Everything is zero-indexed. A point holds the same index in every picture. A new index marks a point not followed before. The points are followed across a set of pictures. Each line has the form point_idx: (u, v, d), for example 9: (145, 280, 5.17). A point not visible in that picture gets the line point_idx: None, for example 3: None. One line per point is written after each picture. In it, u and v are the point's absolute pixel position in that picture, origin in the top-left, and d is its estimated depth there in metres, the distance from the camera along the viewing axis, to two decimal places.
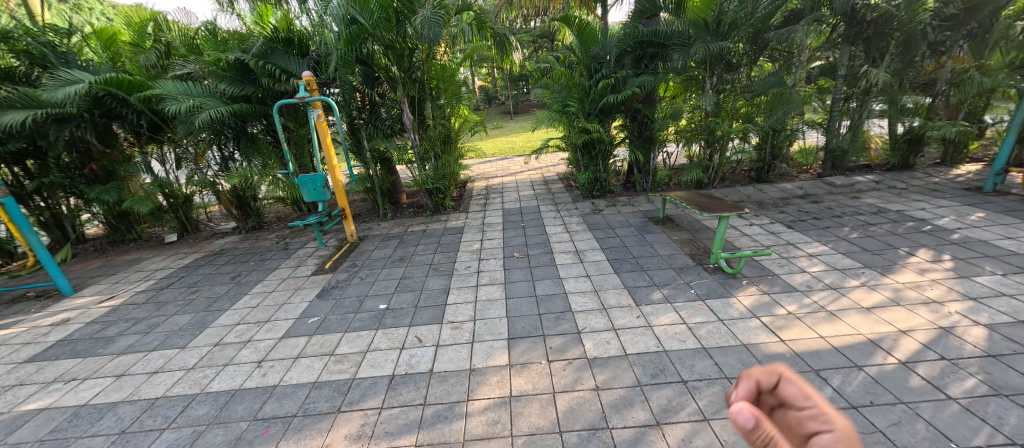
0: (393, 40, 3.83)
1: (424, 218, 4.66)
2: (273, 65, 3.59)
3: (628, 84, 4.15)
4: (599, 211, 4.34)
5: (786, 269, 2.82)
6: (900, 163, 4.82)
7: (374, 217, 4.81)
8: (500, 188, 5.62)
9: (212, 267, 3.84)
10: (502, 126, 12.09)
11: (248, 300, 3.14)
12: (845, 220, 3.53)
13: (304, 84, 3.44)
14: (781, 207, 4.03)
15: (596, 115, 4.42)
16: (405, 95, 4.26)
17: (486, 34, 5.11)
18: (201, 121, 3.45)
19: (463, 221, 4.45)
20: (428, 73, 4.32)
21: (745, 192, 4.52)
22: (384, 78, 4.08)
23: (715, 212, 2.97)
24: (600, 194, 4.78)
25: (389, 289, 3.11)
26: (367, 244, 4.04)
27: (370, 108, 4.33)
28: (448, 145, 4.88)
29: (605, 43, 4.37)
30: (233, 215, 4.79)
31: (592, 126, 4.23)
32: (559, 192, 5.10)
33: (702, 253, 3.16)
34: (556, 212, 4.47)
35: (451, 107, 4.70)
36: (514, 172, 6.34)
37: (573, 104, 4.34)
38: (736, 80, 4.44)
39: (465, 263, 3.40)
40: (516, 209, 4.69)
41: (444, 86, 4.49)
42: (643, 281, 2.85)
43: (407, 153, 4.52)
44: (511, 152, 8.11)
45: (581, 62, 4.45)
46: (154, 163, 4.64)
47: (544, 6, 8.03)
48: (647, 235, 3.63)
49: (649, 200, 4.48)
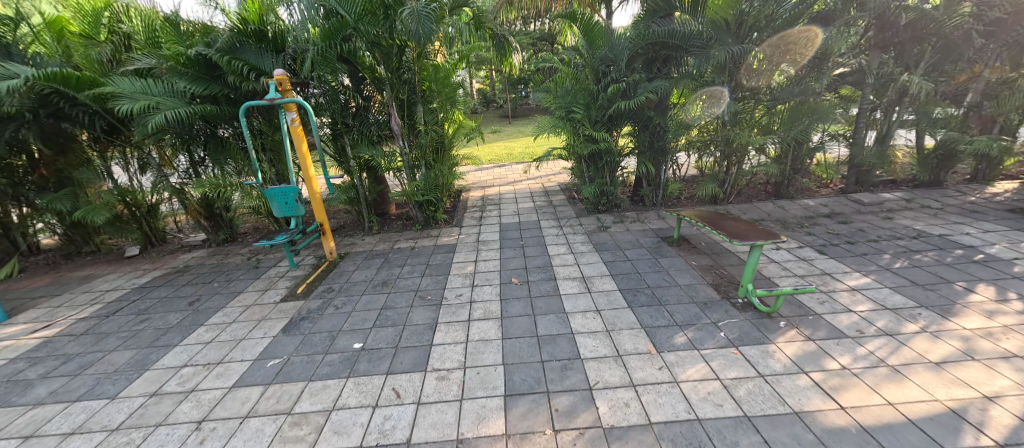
0: (379, 37, 3.41)
1: (414, 232, 4.25)
2: (243, 62, 3.17)
3: (640, 89, 3.75)
4: (606, 229, 3.96)
5: (827, 307, 2.43)
6: (929, 179, 4.47)
7: (359, 231, 4.39)
8: (498, 199, 5.23)
9: (170, 288, 3.39)
10: (501, 130, 11.72)
11: (202, 334, 2.69)
12: (882, 246, 3.16)
13: (275, 84, 3.02)
14: (806, 228, 3.65)
15: (604, 123, 4.04)
16: (394, 98, 3.83)
17: (484, 33, 4.73)
18: (156, 123, 3.02)
19: (455, 237, 4.04)
20: (419, 74, 3.91)
21: (765, 209, 4.14)
22: (369, 79, 3.65)
23: (748, 239, 2.55)
24: (606, 209, 4.38)
25: (368, 323, 2.67)
26: (348, 264, 3.61)
27: (354, 112, 3.86)
28: (441, 153, 4.47)
29: (616, 43, 3.94)
30: (202, 226, 4.33)
31: (600, 133, 3.82)
32: (560, 205, 4.72)
33: (727, 283, 2.76)
34: (558, 228, 4.08)
35: (445, 111, 4.31)
36: (512, 181, 5.95)
37: (578, 111, 3.93)
38: (756, 87, 4.07)
39: (456, 290, 2.98)
40: (514, 224, 4.30)
41: (437, 89, 4.09)
42: (663, 320, 2.44)
43: (396, 161, 4.11)
44: (509, 158, 7.73)
45: (589, 64, 4.03)
46: (116, 169, 4.20)
47: (545, 7, 7.69)
48: (661, 259, 3.23)
49: (660, 217, 4.11)
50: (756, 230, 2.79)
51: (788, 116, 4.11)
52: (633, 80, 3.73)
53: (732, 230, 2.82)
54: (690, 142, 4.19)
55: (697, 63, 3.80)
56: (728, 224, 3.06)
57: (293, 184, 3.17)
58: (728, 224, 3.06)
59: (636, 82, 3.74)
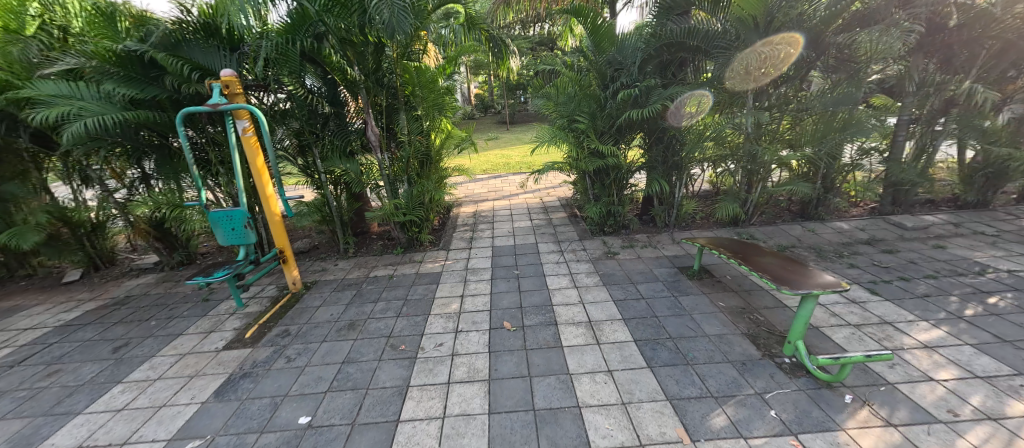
0: (350, 32, 2.91)
1: (394, 256, 3.74)
2: (189, 60, 2.67)
3: (654, 96, 3.26)
4: (614, 255, 3.46)
5: (900, 374, 1.92)
6: (975, 200, 3.98)
7: (333, 254, 3.88)
8: (492, 216, 4.74)
9: (98, 328, 2.86)
10: (498, 137, 11.25)
11: (115, 397, 2.15)
12: (944, 284, 2.66)
13: (219, 86, 2.51)
14: (847, 257, 3.16)
15: (613, 136, 3.56)
16: (370, 103, 3.33)
17: (478, 35, 4.20)
18: (77, 133, 2.50)
19: (441, 264, 3.53)
20: (400, 77, 3.41)
21: (793, 232, 3.65)
22: (340, 81, 3.14)
23: (801, 287, 2.01)
24: (613, 231, 3.88)
25: (322, 384, 2.13)
26: (313, 298, 3.08)
27: (323, 120, 3.34)
28: (427, 166, 3.98)
29: (625, 45, 3.47)
30: (153, 248, 3.79)
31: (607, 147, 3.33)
32: (561, 225, 4.22)
33: (766, 335, 2.25)
34: (559, 253, 3.57)
35: (431, 119, 3.80)
36: (508, 195, 5.46)
37: (582, 120, 3.47)
38: (783, 96, 3.59)
39: (435, 339, 2.46)
40: (509, 247, 3.80)
41: (421, 94, 3.60)
42: (694, 389, 1.91)
43: (373, 175, 3.60)
44: (506, 169, 7.24)
45: (595, 67, 3.52)
46: (60, 187, 3.75)
47: (544, 8, 7.26)
48: (681, 297, 2.73)
49: (675, 242, 3.61)
50: (803, 273, 2.28)
51: (817, 129, 3.60)
52: (648, 87, 3.23)
53: (772, 272, 2.31)
54: (708, 158, 3.68)
55: (721, 68, 3.31)
56: (764, 262, 2.55)
57: (243, 206, 2.64)
58: (762, 261, 2.55)
59: (648, 89, 3.25)
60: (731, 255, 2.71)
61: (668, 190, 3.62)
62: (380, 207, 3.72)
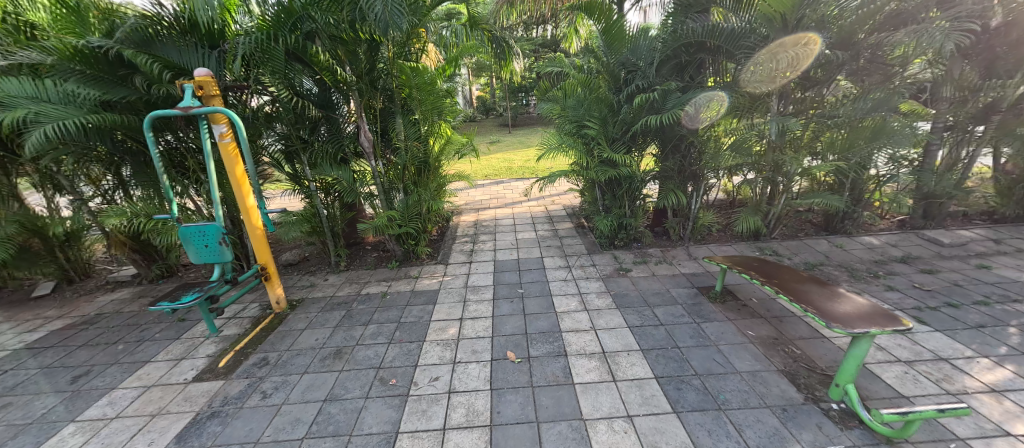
0: (339, 28, 2.65)
1: (389, 271, 3.47)
2: (164, 60, 2.44)
3: (671, 100, 3.00)
4: (626, 272, 3.19)
5: (970, 427, 1.64)
6: (1014, 214, 3.69)
7: (323, 268, 3.61)
8: (493, 226, 4.48)
9: (60, 353, 2.59)
10: (500, 140, 11.01)
11: (63, 440, 1.88)
12: (999, 312, 2.38)
13: (192, 87, 2.24)
14: (883, 278, 2.88)
15: (626, 144, 3.28)
16: (362, 106, 3.07)
17: (481, 35, 3.97)
18: (37, 140, 2.26)
19: (439, 280, 3.26)
20: (396, 79, 3.16)
21: (819, 248, 3.38)
22: (329, 82, 2.88)
23: (859, 325, 1.73)
24: (624, 244, 3.62)
25: (298, 427, 1.86)
26: (297, 319, 2.81)
27: (312, 125, 3.08)
28: (425, 174, 3.72)
29: (640, 45, 3.21)
30: (131, 261, 3.54)
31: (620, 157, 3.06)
32: (568, 237, 3.95)
33: (806, 374, 1.98)
34: (566, 269, 3.31)
35: (430, 124, 3.54)
36: (511, 203, 5.20)
37: (593, 126, 3.21)
38: (810, 101, 3.33)
39: (430, 372, 2.19)
40: (512, 261, 3.53)
41: (419, 97, 3.34)
42: (730, 442, 1.63)
43: (366, 184, 3.34)
44: (509, 174, 6.99)
45: (607, 68, 3.26)
46: (36, 196, 3.51)
47: (548, 9, 7.04)
48: (703, 324, 2.45)
49: (692, 258, 3.34)
50: (853, 306, 1.97)
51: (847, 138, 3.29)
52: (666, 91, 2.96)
53: (818, 306, 1.99)
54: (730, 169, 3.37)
55: (744, 70, 3.05)
56: (801, 288, 2.24)
57: (219, 220, 2.37)
58: (800, 288, 2.23)
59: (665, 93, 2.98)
60: (761, 279, 2.40)
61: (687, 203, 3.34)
62: (373, 218, 3.45)
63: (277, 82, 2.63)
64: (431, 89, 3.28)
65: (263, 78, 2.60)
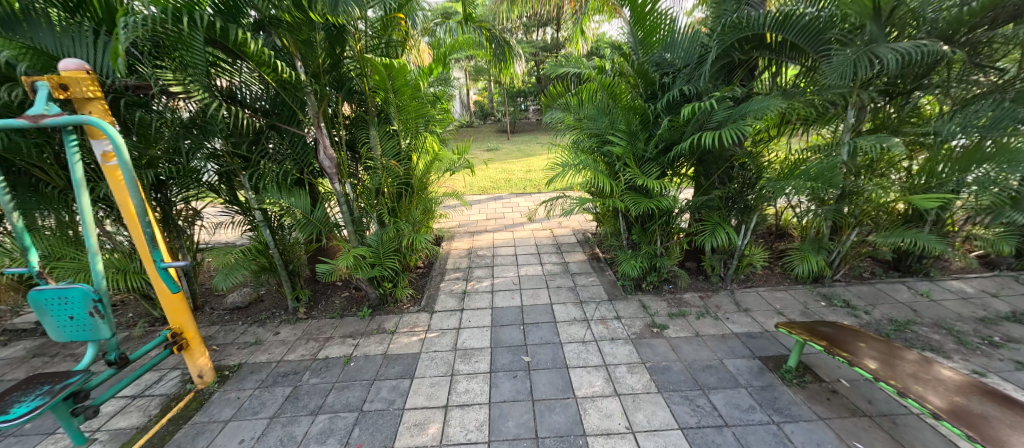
0: (279, 6, 1.93)
1: (357, 323, 2.73)
2: (37, 52, 1.79)
3: (726, 111, 2.27)
4: (662, 331, 2.48)
5: None
6: None
7: (277, 317, 2.87)
8: (491, 255, 3.78)
9: None
10: (498, 149, 10.29)
11: None
12: None
13: (47, 87, 1.52)
14: (1005, 348, 2.18)
15: (667, 166, 2.53)
16: (319, 114, 2.32)
17: (477, 32, 3.40)
18: None
19: (421, 338, 2.53)
20: (367, 79, 2.47)
21: (901, 298, 2.69)
22: (273, 82, 2.09)
23: None
24: (654, 288, 2.91)
25: None
26: (224, 401, 2.07)
27: (254, 139, 2.34)
28: (406, 199, 2.97)
29: (680, 41, 2.53)
30: None
31: (655, 184, 2.35)
32: (581, 274, 3.25)
33: None
34: (584, 324, 2.59)
35: (412, 136, 2.81)
36: (511, 225, 4.51)
37: (619, 141, 2.51)
38: (894, 115, 2.63)
39: None
40: (515, 309, 2.81)
41: (397, 104, 2.60)
42: None
43: (327, 214, 2.57)
44: (507, 189, 6.30)
45: (638, 70, 2.59)
46: None
47: (551, 6, 6.37)
48: (787, 427, 1.73)
49: (743, 310, 2.64)
50: None
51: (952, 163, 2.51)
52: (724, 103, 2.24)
53: None
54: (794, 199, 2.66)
55: (817, 72, 2.37)
56: (953, 400, 1.48)
57: (97, 278, 1.64)
58: (951, 400, 1.47)
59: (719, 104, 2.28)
60: (879, 376, 1.60)
61: (744, 245, 2.61)
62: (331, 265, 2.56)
63: (186, 77, 1.81)
64: (412, 92, 2.58)
65: (159, 72, 1.75)
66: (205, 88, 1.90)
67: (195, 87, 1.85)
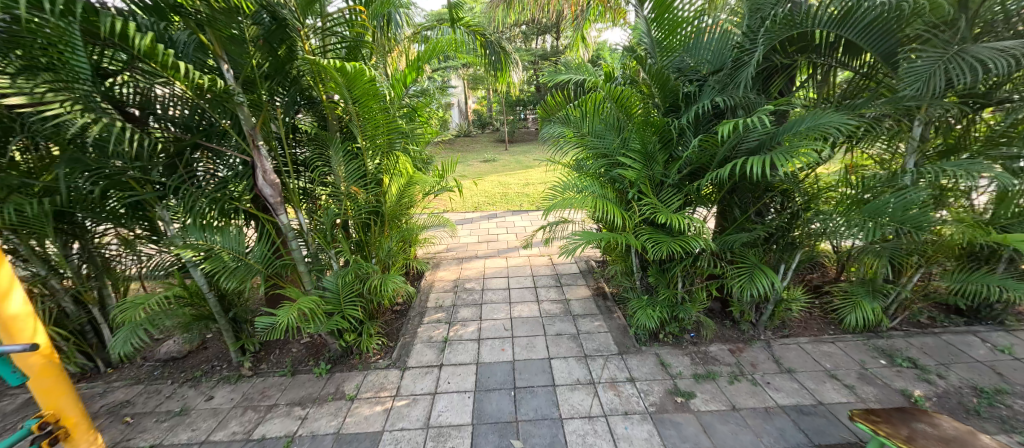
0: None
1: (310, 385, 2.21)
2: None
3: (774, 134, 1.78)
4: (690, 401, 1.96)
5: None
6: None
7: (215, 374, 2.35)
8: (480, 287, 3.28)
9: None
10: (496, 160, 9.79)
11: None
12: None
13: None
14: None
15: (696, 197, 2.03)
16: (256, 132, 1.83)
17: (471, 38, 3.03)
18: None
19: (385, 409, 2.01)
20: (323, 87, 1.99)
21: (981, 358, 2.18)
22: (189, 90, 1.59)
23: None
24: (674, 339, 2.40)
25: None
26: None
27: (175, 164, 1.84)
28: (374, 230, 2.48)
29: (706, 41, 2.04)
30: None
31: (679, 219, 1.85)
32: (586, 317, 2.75)
33: None
34: (588, 388, 2.08)
35: (381, 156, 2.33)
36: (505, 250, 4.02)
37: (632, 164, 2.06)
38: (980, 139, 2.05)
39: None
40: (506, 366, 2.29)
41: (359, 118, 2.11)
42: None
43: (267, 259, 2.03)
44: (503, 205, 5.83)
45: (652, 74, 2.04)
46: None
47: (552, 10, 5.96)
48: None
49: (788, 372, 2.13)
50: None
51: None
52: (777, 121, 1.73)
53: None
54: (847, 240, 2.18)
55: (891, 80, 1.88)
56: None
57: None
58: None
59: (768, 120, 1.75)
60: None
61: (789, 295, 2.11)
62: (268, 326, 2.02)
63: (36, 85, 1.31)
64: (380, 104, 2.09)
65: None
66: (78, 97, 1.40)
67: (55, 98, 1.34)
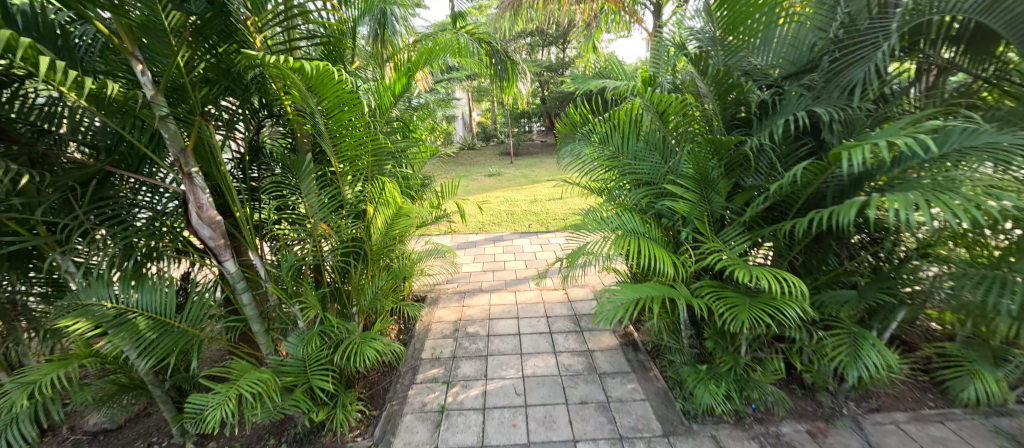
0: None
1: None
2: None
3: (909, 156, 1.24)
4: None
5: None
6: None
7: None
8: (486, 332, 2.76)
9: None
10: (501, 174, 9.38)
11: None
12: None
13: None
14: None
15: (776, 242, 1.51)
16: (186, 155, 1.36)
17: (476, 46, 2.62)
18: None
19: None
20: (286, 98, 1.54)
21: None
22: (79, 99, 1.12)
23: None
24: (735, 416, 1.86)
25: None
26: None
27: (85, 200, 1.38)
28: (354, 273, 1.98)
29: (784, 34, 1.57)
30: None
31: (790, 275, 1.26)
32: (616, 376, 2.23)
33: None
34: None
35: (359, 182, 1.85)
36: (514, 282, 3.52)
37: (684, 192, 1.59)
38: None
39: None
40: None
41: (330, 135, 1.63)
42: None
43: (205, 315, 1.57)
44: (510, 226, 5.35)
45: (711, 76, 1.56)
46: None
47: (561, 20, 5.66)
48: None
49: None
50: None
51: None
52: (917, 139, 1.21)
53: None
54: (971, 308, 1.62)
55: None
56: None
57: None
58: None
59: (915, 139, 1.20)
60: None
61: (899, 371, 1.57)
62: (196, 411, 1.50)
63: None
64: (356, 116, 1.61)
65: None
66: None
67: None
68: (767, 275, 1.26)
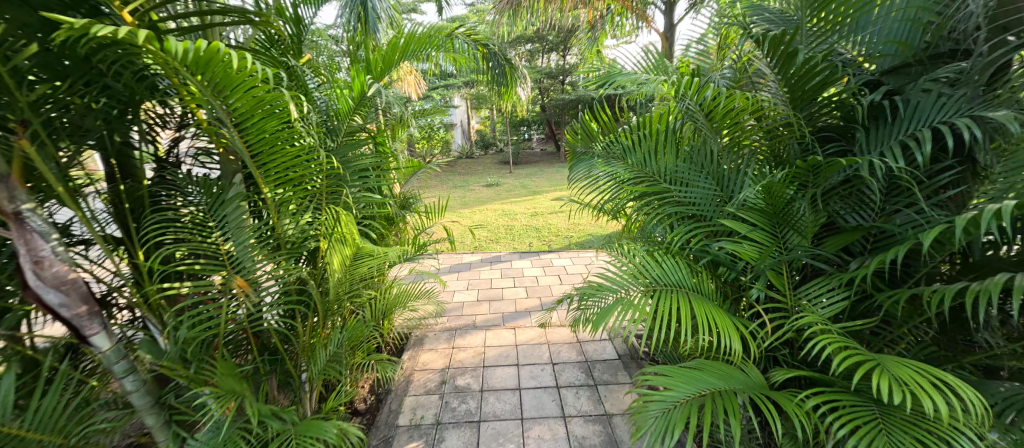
0: None
1: None
2: None
3: None
4: None
5: None
6: None
7: None
8: (479, 385, 2.26)
9: None
10: (499, 184, 8.93)
11: None
12: None
13: None
14: None
15: (894, 308, 1.04)
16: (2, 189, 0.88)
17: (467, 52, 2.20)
18: None
19: None
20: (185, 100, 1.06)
21: None
22: None
23: None
24: None
25: None
26: None
27: None
28: (299, 332, 1.49)
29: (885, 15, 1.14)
30: None
31: (951, 379, 0.79)
32: None
33: None
34: None
35: (298, 212, 1.40)
36: (513, 315, 3.03)
37: (746, 230, 1.14)
38: None
39: None
40: None
41: (248, 151, 1.14)
42: None
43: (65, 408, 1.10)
44: (509, 243, 4.87)
45: (804, 72, 1.09)
46: None
47: (566, 22, 5.25)
48: None
49: None
50: None
51: None
52: None
53: None
54: None
55: None
56: None
57: None
58: None
59: None
60: None
61: None
62: None
63: None
64: (280, 125, 1.13)
65: None
66: None
67: None
68: (924, 383, 0.77)
